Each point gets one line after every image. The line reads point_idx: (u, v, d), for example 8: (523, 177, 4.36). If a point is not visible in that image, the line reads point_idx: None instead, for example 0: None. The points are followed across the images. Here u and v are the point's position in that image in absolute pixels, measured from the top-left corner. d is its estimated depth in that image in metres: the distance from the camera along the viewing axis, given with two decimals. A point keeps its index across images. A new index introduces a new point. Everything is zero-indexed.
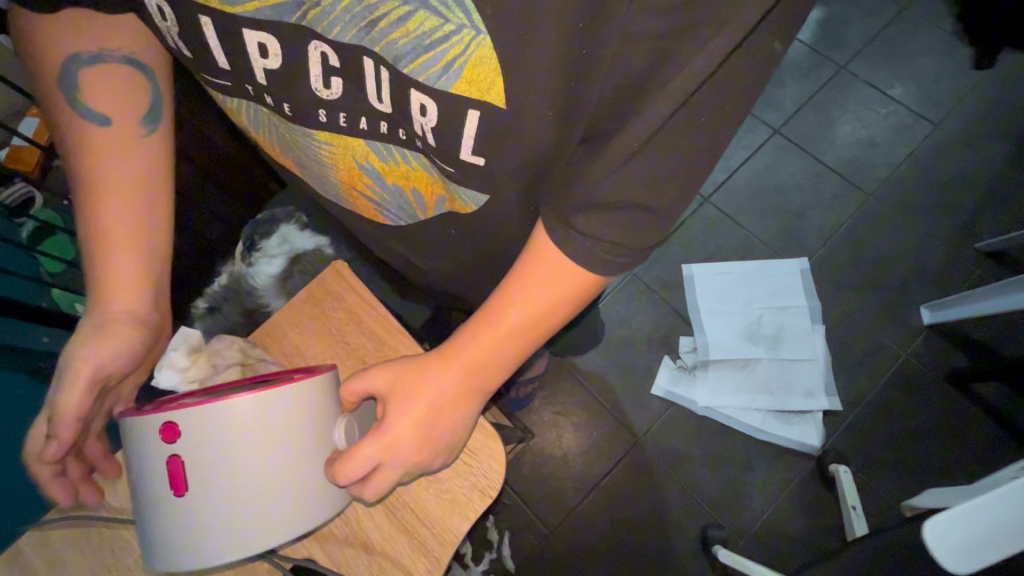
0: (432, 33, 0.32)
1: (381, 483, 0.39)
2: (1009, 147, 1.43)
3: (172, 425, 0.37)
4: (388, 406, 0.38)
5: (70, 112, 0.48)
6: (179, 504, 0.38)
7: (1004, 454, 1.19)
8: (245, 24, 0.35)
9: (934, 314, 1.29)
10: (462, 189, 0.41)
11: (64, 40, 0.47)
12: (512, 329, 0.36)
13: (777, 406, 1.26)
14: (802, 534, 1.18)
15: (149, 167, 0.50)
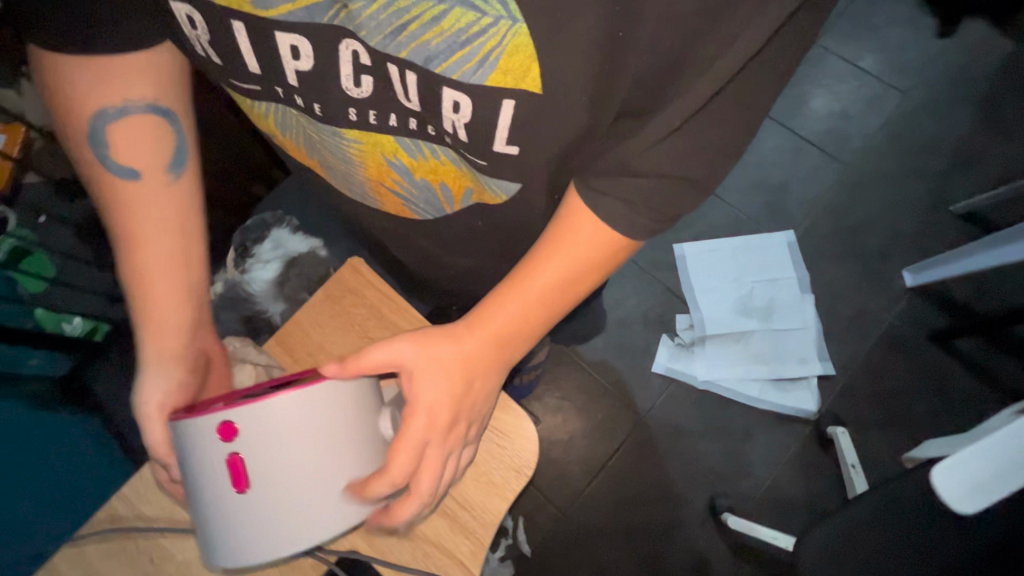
0: (467, 30, 0.33)
1: (427, 470, 0.39)
2: (975, 113, 1.48)
3: (230, 424, 0.37)
4: (417, 380, 0.39)
5: (98, 166, 0.46)
6: (243, 501, 0.38)
7: (988, 405, 1.25)
8: (278, 27, 0.36)
9: (916, 276, 1.35)
10: (494, 180, 0.43)
11: (86, 91, 0.44)
12: (544, 296, 0.37)
13: (772, 374, 1.30)
14: (804, 495, 1.23)
15: (183, 212, 0.49)
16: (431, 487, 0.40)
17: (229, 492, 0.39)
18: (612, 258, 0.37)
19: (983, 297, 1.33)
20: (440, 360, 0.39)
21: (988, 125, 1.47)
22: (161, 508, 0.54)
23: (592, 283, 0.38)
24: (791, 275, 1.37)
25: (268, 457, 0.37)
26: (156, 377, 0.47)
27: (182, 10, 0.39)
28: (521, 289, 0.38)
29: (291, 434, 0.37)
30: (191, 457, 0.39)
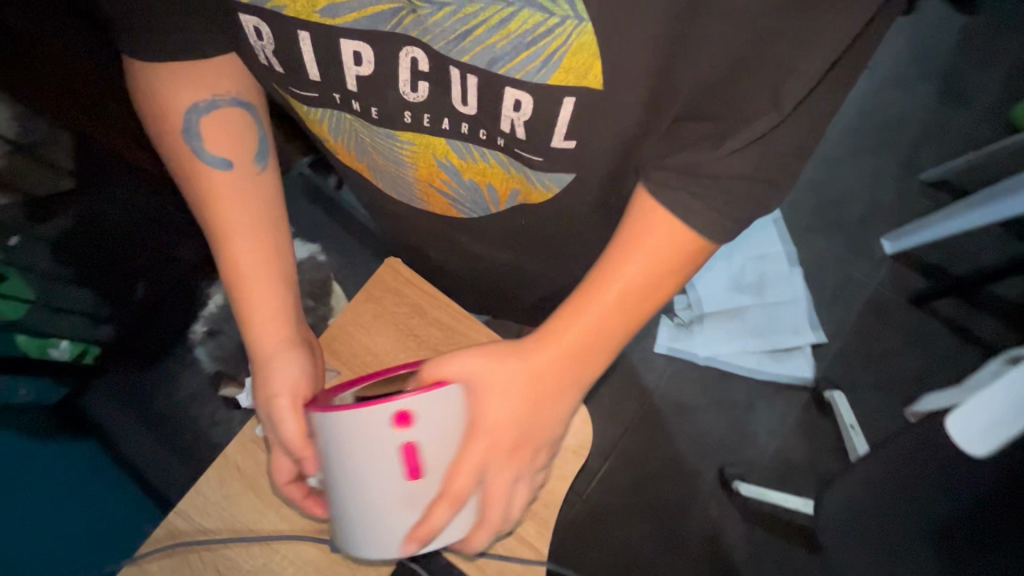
0: (534, 31, 0.37)
1: (494, 495, 0.42)
2: (937, 85, 1.57)
3: (409, 413, 0.38)
4: (489, 400, 0.41)
5: (194, 158, 0.51)
6: (411, 487, 0.40)
7: (968, 360, 1.34)
8: (344, 35, 0.41)
9: (895, 243, 1.42)
10: (547, 174, 0.47)
11: (180, 93, 0.50)
12: (621, 299, 0.41)
13: (769, 346, 1.36)
14: (806, 458, 1.30)
15: (271, 198, 0.54)
16: (499, 514, 0.43)
17: (396, 483, 0.40)
18: (690, 256, 0.40)
19: (956, 260, 1.42)
20: (501, 384, 0.41)
21: (950, 96, 1.55)
22: (221, 518, 0.54)
23: (653, 298, 0.42)
24: (778, 250, 1.43)
25: (437, 441, 0.39)
26: (271, 357, 0.52)
27: (251, 23, 0.44)
28: (580, 311, 0.42)
29: (454, 416, 0.40)
30: (347, 451, 0.39)
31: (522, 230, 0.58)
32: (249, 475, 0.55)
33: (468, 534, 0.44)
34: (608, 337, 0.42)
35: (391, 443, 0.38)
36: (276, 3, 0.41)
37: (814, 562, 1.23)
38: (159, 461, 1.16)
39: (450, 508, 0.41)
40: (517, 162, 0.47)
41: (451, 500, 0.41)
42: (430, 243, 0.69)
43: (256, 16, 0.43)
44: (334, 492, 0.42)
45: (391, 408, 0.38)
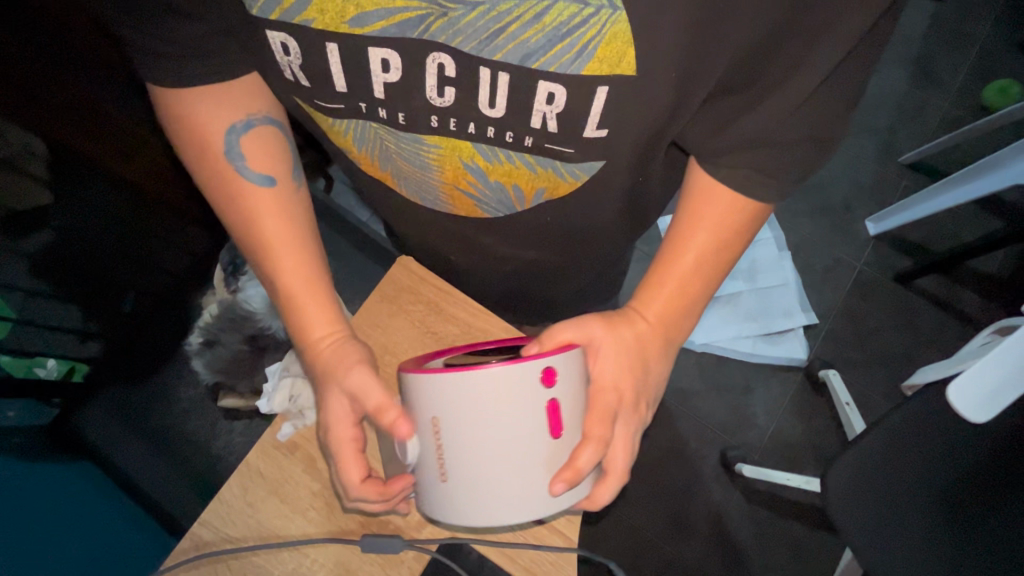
0: (569, 22, 0.40)
1: (621, 447, 0.47)
2: (910, 70, 1.61)
3: (554, 368, 0.42)
4: (607, 357, 0.48)
5: (236, 177, 0.53)
6: (552, 444, 0.42)
7: (953, 335, 1.38)
8: (372, 43, 0.44)
9: (878, 225, 1.46)
10: (577, 164, 0.50)
11: (217, 116, 0.52)
12: (705, 256, 0.49)
13: (763, 330, 1.39)
14: (803, 437, 1.33)
15: (303, 209, 0.55)
16: (625, 465, 0.47)
17: (541, 441, 0.42)
18: (756, 219, 0.49)
19: (937, 238, 1.46)
20: (616, 343, 0.48)
21: (924, 79, 1.60)
22: (246, 526, 0.53)
23: (726, 256, 0.50)
24: (769, 236, 1.46)
25: (571, 396, 0.43)
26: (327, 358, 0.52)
27: (279, 39, 0.45)
28: (677, 271, 0.50)
29: (580, 372, 0.45)
30: (493, 413, 0.41)
31: (538, 222, 0.61)
32: (272, 481, 0.55)
33: (594, 490, 0.46)
34: (697, 294, 0.51)
35: (540, 399, 0.41)
36: (305, 16, 0.43)
37: (815, 537, 1.26)
38: (155, 471, 1.19)
39: (591, 451, 0.43)
40: (546, 159, 0.50)
41: (592, 446, 0.44)
42: (443, 239, 0.71)
43: (284, 32, 0.45)
44: (467, 465, 0.42)
45: (541, 364, 0.41)
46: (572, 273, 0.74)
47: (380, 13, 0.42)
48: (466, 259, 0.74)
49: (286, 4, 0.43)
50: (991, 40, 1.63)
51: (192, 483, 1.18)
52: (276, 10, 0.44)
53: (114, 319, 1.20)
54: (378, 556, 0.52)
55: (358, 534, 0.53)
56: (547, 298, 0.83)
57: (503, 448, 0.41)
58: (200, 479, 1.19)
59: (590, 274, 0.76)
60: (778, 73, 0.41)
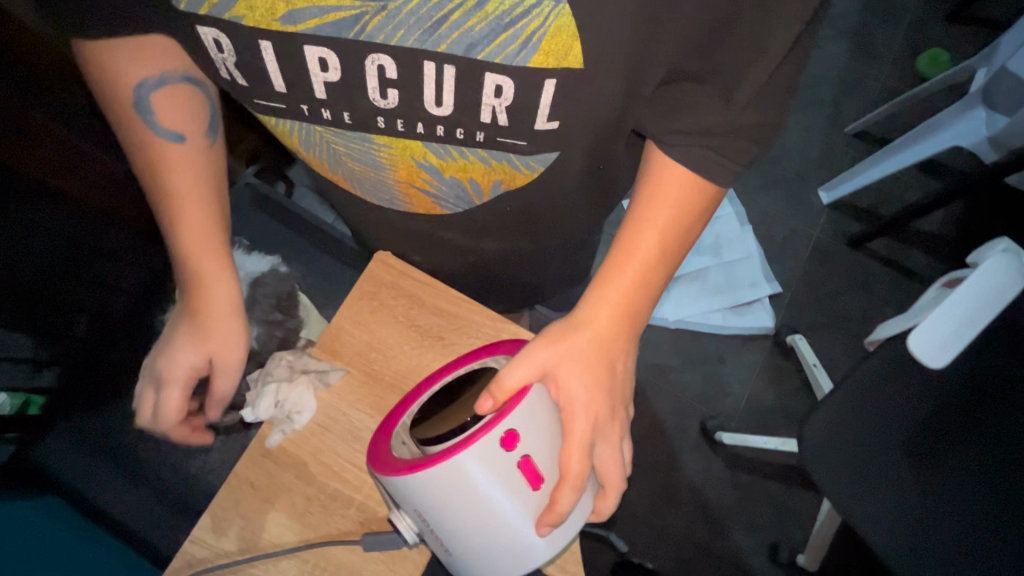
0: (512, 11, 0.39)
1: (612, 461, 0.50)
2: (849, 44, 1.69)
3: (514, 432, 0.44)
4: (563, 377, 0.48)
5: (146, 131, 0.52)
6: (538, 494, 0.46)
7: (905, 292, 1.46)
8: (307, 40, 0.43)
9: (830, 193, 1.53)
10: (531, 157, 0.51)
11: (129, 67, 0.49)
12: (650, 255, 0.50)
13: (731, 302, 1.44)
14: (775, 401, 1.39)
15: (212, 175, 0.56)
16: (621, 474, 0.51)
17: (526, 496, 0.45)
18: (705, 198, 0.49)
19: (885, 203, 1.54)
20: (575, 359, 0.48)
21: (862, 53, 1.68)
22: (241, 539, 0.52)
23: (684, 240, 0.51)
24: (729, 212, 1.51)
25: (542, 445, 0.46)
26: (220, 328, 0.57)
27: (211, 35, 0.44)
28: (618, 280, 0.50)
29: (546, 411, 0.47)
30: (476, 489, 0.44)
31: (508, 208, 0.61)
32: (264, 490, 0.53)
33: (598, 504, 0.51)
34: (649, 292, 0.51)
35: (510, 463, 0.44)
36: (234, 13, 0.42)
37: (794, 495, 1.32)
38: (128, 498, 1.13)
39: (575, 492, 0.46)
40: (499, 152, 0.51)
41: (574, 485, 0.46)
42: (410, 233, 0.70)
43: (216, 28, 0.43)
44: (469, 533, 0.45)
45: (499, 431, 0.44)
46: (545, 258, 0.74)
47: (312, 10, 0.41)
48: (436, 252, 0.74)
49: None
50: (920, 12, 1.72)
51: (168, 507, 1.13)
52: (205, 5, 0.42)
53: (71, 345, 1.16)
54: (382, 551, 0.52)
55: (359, 533, 0.52)
56: (524, 284, 0.83)
57: (492, 516, 0.45)
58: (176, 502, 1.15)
59: (563, 257, 0.76)
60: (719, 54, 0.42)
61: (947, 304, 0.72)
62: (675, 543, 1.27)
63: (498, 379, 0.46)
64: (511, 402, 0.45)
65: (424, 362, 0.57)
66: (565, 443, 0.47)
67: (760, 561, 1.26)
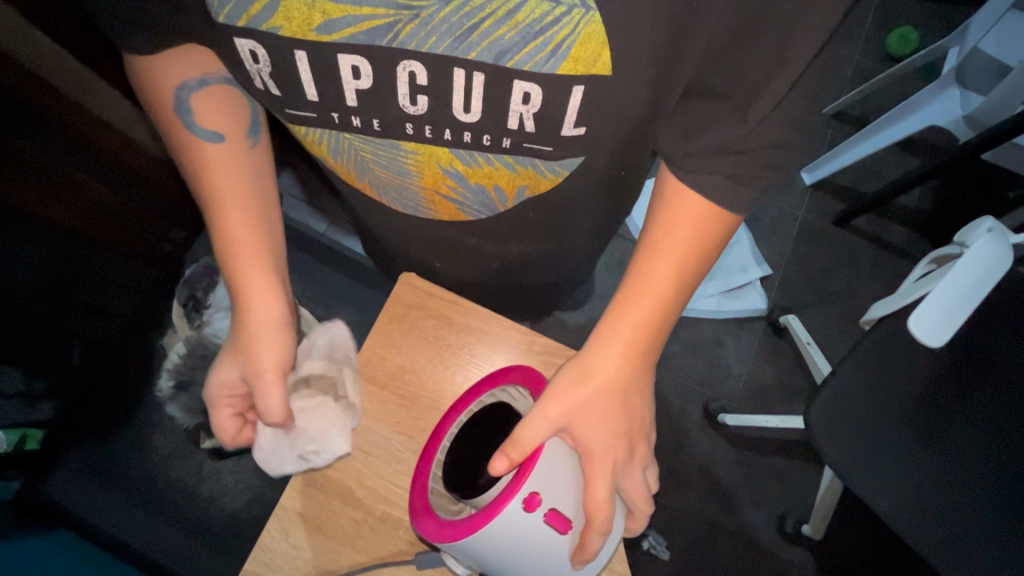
0: (542, 21, 0.40)
1: (638, 494, 0.51)
2: None
3: (536, 493, 0.47)
4: (579, 427, 0.50)
5: (188, 135, 0.53)
6: (569, 538, 0.48)
7: (888, 265, 1.52)
8: (342, 49, 0.43)
9: (812, 174, 1.56)
10: (557, 162, 0.52)
11: (172, 71, 0.52)
12: (656, 301, 0.51)
13: (725, 286, 1.47)
14: (772, 378, 1.44)
15: (255, 176, 0.56)
16: (647, 501, 0.53)
17: (558, 543, 0.48)
18: (718, 222, 0.50)
19: (866, 180, 1.59)
20: (587, 409, 0.50)
21: None
22: (297, 567, 0.56)
23: (698, 272, 0.52)
24: None
25: (566, 495, 0.48)
26: (272, 327, 0.54)
27: (247, 46, 0.44)
28: (625, 325, 0.51)
29: (563, 462, 0.49)
30: (511, 545, 0.47)
31: (526, 217, 0.62)
32: (313, 519, 0.58)
33: (628, 522, 0.54)
34: (659, 328, 0.52)
35: (538, 521, 0.47)
36: (272, 24, 0.42)
37: (795, 467, 1.37)
38: (146, 527, 1.12)
39: (602, 535, 0.48)
40: (526, 158, 0.51)
41: (601, 529, 0.48)
42: (430, 241, 0.71)
43: (253, 40, 0.44)
44: (513, 573, 0.50)
45: (521, 496, 0.46)
46: (562, 262, 0.76)
47: (348, 20, 0.41)
48: (455, 258, 0.75)
49: (253, 10, 0.41)
50: None
51: (187, 532, 1.13)
52: (243, 16, 0.42)
53: (66, 374, 1.14)
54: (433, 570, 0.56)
55: (410, 553, 0.57)
56: (539, 288, 0.85)
57: (531, 560, 0.48)
58: (194, 526, 1.14)
59: (579, 260, 0.78)
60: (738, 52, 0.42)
61: (943, 284, 0.76)
62: (687, 522, 1.31)
63: (514, 439, 0.49)
64: (528, 464, 0.48)
65: (456, 382, 0.63)
66: (588, 489, 0.49)
67: (769, 533, 1.32)
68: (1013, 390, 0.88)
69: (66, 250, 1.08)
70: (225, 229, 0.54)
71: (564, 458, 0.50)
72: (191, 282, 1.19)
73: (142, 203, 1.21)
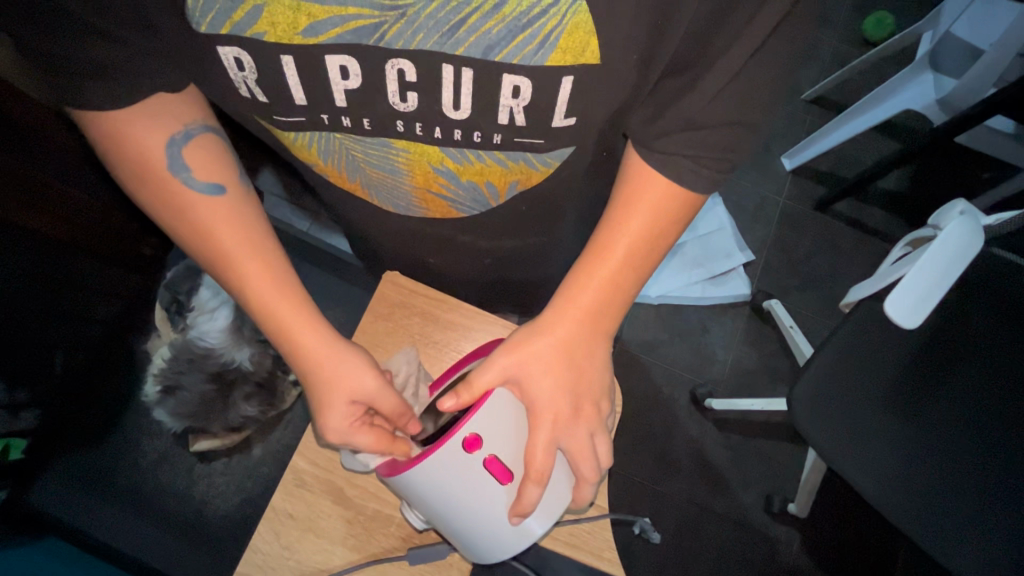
0: (528, 12, 0.39)
1: (582, 457, 0.51)
2: None
3: (477, 435, 0.47)
4: (525, 379, 0.50)
5: (182, 189, 0.50)
6: (507, 489, 0.48)
7: (867, 248, 1.55)
8: (329, 51, 0.42)
9: (793, 159, 1.58)
10: (548, 153, 0.51)
11: (150, 130, 0.48)
12: (619, 263, 0.52)
13: (708, 273, 1.49)
14: (757, 363, 1.46)
15: (257, 219, 0.53)
16: (593, 470, 0.52)
17: (495, 492, 0.48)
18: (687, 211, 0.51)
19: (845, 164, 1.61)
20: (537, 363, 0.51)
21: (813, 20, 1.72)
22: (288, 567, 0.58)
23: (659, 245, 0.53)
24: None
25: (507, 444, 0.49)
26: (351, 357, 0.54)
27: (233, 54, 0.43)
28: (583, 286, 0.52)
29: (508, 411, 0.50)
30: (446, 488, 0.48)
31: (513, 212, 0.62)
32: (302, 519, 0.60)
33: (575, 491, 0.53)
34: (619, 294, 0.53)
35: (475, 463, 0.47)
36: (256, 30, 0.41)
37: (780, 448, 1.40)
38: (138, 532, 1.13)
39: (538, 486, 0.48)
40: (517, 153, 0.51)
41: (537, 480, 0.48)
42: (417, 238, 0.71)
43: (238, 47, 0.43)
44: (449, 525, 0.50)
45: (460, 435, 0.47)
46: (548, 257, 0.76)
47: (334, 20, 0.40)
48: (440, 253, 0.75)
49: (236, 16, 0.41)
50: None
51: (178, 536, 1.13)
52: (226, 23, 0.41)
53: (48, 381, 1.12)
54: (428, 564, 0.58)
55: (403, 548, 0.59)
56: (525, 283, 0.85)
57: (466, 510, 0.48)
58: (185, 530, 1.14)
59: (565, 254, 0.78)
60: (725, 46, 0.42)
61: (920, 262, 0.78)
62: (677, 506, 1.33)
63: (466, 382, 0.50)
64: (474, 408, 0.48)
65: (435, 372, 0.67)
66: (530, 439, 0.49)
67: (757, 513, 1.34)
68: (985, 367, 0.92)
69: (47, 257, 1.05)
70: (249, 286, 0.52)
71: (512, 410, 0.50)
72: (173, 285, 1.16)
73: (120, 209, 1.17)
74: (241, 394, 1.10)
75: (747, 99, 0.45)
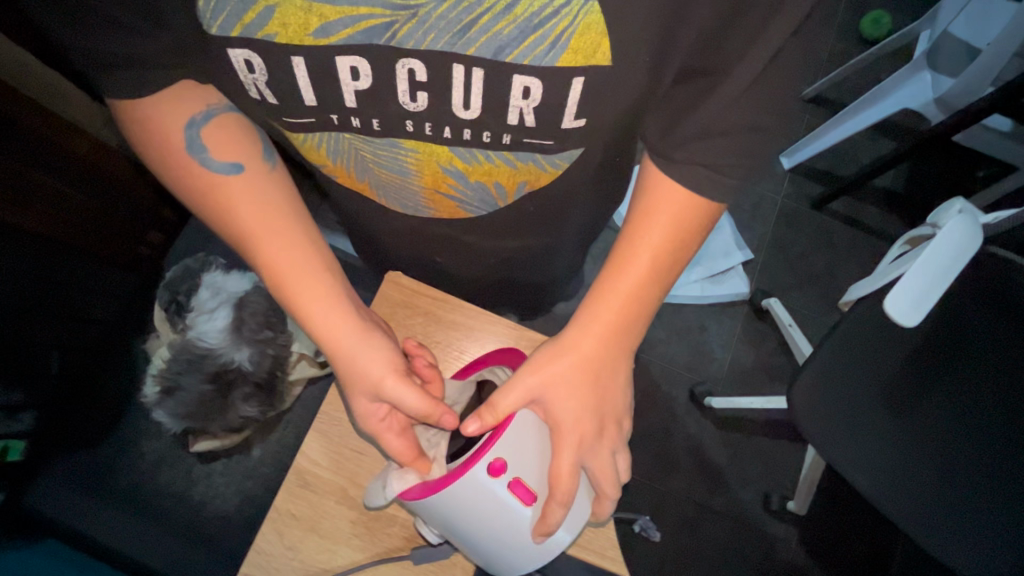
0: (540, 13, 0.39)
1: (604, 474, 0.51)
2: None
3: (501, 460, 0.48)
4: (549, 399, 0.50)
5: (204, 171, 0.51)
6: (531, 509, 0.49)
7: (865, 246, 1.56)
8: (340, 51, 0.42)
9: (791, 159, 1.59)
10: (557, 154, 0.52)
11: (171, 114, 0.49)
12: (640, 280, 0.52)
13: (708, 272, 1.49)
14: (756, 361, 1.47)
15: (281, 196, 0.54)
16: (614, 486, 0.52)
17: (519, 513, 0.49)
18: (698, 215, 0.51)
19: (843, 163, 1.62)
20: (561, 383, 0.50)
21: None
22: (292, 567, 0.58)
23: (678, 254, 0.52)
24: None
25: (531, 466, 0.49)
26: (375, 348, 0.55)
27: (243, 55, 0.43)
28: (606, 303, 0.52)
29: (531, 431, 0.50)
30: (471, 511, 0.48)
31: (518, 213, 0.62)
32: (307, 519, 0.60)
33: (595, 505, 0.54)
34: (640, 311, 0.53)
35: (500, 489, 0.48)
36: (266, 31, 0.41)
37: (779, 446, 1.41)
38: (138, 533, 1.13)
39: (563, 507, 0.48)
40: (525, 153, 0.51)
41: (562, 501, 0.48)
42: (421, 237, 0.71)
43: (248, 48, 0.43)
44: (473, 542, 0.51)
45: (484, 461, 0.47)
46: (551, 257, 0.76)
47: (345, 21, 0.40)
48: (444, 254, 0.75)
49: (247, 16, 0.40)
50: None
51: (178, 537, 1.13)
52: (236, 25, 0.41)
53: (44, 385, 1.12)
54: (432, 563, 0.59)
55: (407, 548, 0.59)
56: (526, 283, 0.85)
57: (491, 530, 0.49)
58: (185, 531, 1.14)
59: (568, 254, 0.78)
60: (736, 46, 0.42)
61: (919, 262, 0.78)
62: (677, 504, 1.34)
63: (489, 403, 0.50)
64: (498, 432, 0.49)
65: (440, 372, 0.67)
66: (554, 459, 0.50)
67: (756, 511, 1.35)
68: (984, 365, 0.92)
69: (44, 257, 1.06)
70: (272, 268, 0.53)
71: (536, 432, 0.50)
72: (172, 285, 1.16)
73: (117, 209, 1.17)
74: (242, 394, 1.09)
75: (757, 99, 0.45)
